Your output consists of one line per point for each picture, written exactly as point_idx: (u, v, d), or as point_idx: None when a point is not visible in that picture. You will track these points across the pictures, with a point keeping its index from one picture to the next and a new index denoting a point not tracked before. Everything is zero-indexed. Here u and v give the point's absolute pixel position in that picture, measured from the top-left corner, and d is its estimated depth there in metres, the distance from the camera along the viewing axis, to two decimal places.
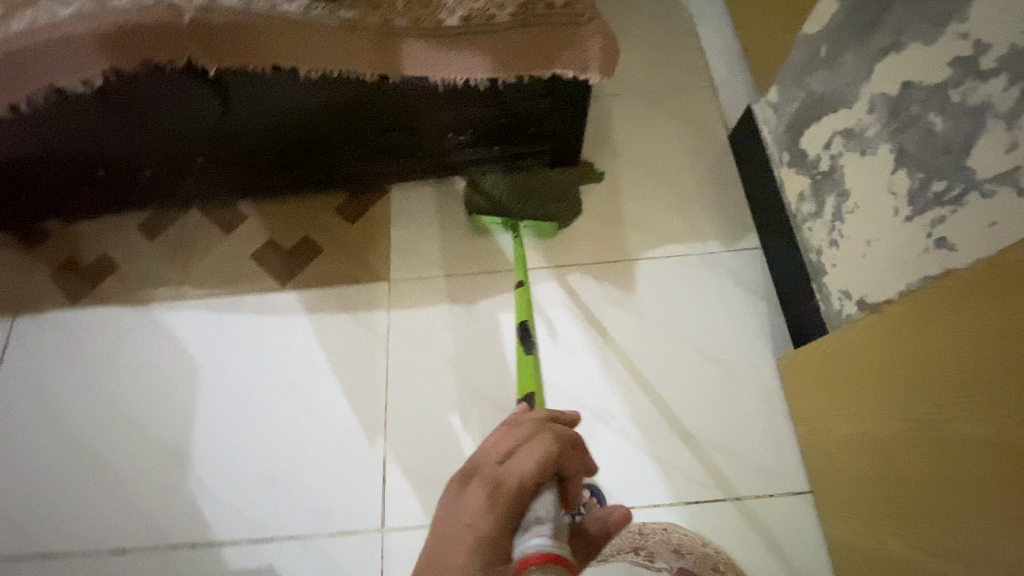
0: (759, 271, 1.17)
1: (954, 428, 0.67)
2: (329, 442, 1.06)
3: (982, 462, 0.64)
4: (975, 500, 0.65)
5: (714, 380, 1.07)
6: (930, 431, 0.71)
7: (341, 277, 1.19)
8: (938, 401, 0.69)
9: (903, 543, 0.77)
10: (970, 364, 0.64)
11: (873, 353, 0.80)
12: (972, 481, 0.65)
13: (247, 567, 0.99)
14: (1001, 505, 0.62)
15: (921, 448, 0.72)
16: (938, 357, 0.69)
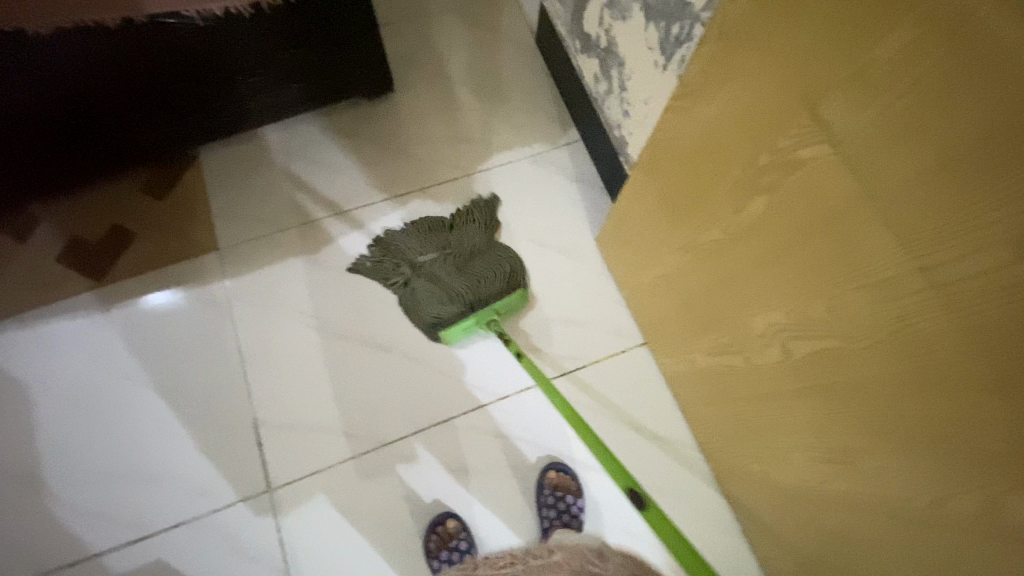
0: (585, 161, 1.22)
1: (704, 234, 0.72)
2: (194, 423, 1.01)
3: (727, 255, 0.69)
4: (733, 296, 0.72)
5: (559, 267, 1.13)
6: (692, 245, 0.76)
7: (163, 257, 1.10)
8: (689, 216, 0.74)
9: (710, 359, 0.86)
10: (693, 177, 0.69)
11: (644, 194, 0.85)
12: (725, 281, 0.72)
13: (134, 570, 0.93)
14: (748, 290, 0.68)
15: (692, 271, 0.79)
16: (677, 177, 0.73)
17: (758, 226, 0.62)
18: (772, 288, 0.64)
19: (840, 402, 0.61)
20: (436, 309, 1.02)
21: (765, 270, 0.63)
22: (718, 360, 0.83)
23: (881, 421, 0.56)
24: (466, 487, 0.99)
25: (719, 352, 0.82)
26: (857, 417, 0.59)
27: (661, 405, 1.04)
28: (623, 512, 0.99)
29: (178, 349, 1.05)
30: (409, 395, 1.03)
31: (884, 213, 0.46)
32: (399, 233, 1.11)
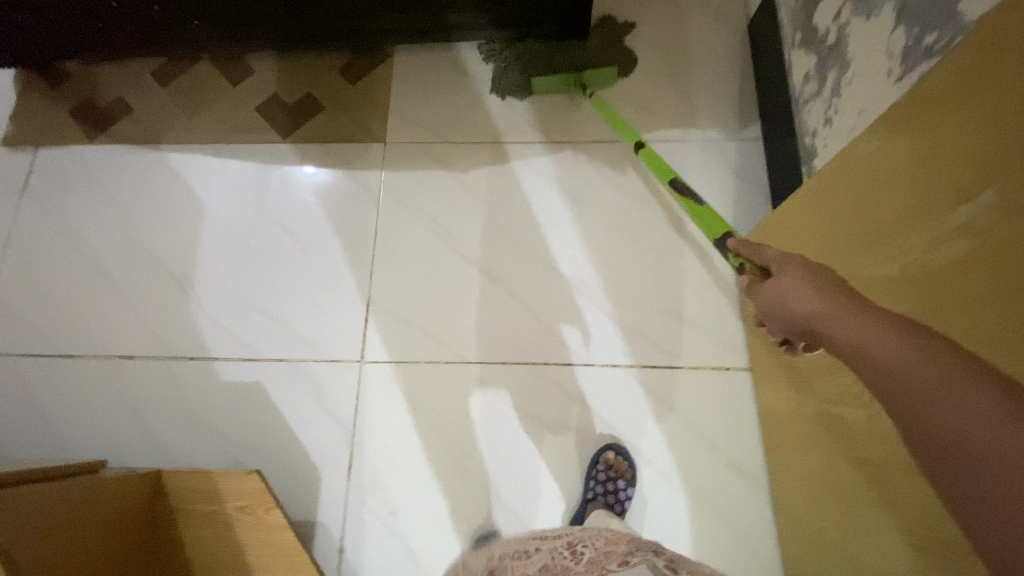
0: (756, 164, 1.13)
1: (873, 274, 0.65)
2: (317, 282, 1.12)
3: (890, 301, 0.62)
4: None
5: (688, 260, 1.07)
6: (852, 281, 0.69)
7: (338, 134, 1.22)
8: (865, 250, 0.67)
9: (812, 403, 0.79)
10: (894, 208, 0.62)
11: (819, 215, 0.78)
12: None
13: (236, 381, 1.06)
14: None
15: None
16: (871, 205, 0.66)
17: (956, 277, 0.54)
18: None
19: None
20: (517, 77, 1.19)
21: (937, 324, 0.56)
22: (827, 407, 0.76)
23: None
24: (526, 431, 1.01)
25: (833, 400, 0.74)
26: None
27: (745, 435, 0.98)
28: (670, 521, 0.95)
29: (325, 215, 1.17)
30: (503, 327, 1.06)
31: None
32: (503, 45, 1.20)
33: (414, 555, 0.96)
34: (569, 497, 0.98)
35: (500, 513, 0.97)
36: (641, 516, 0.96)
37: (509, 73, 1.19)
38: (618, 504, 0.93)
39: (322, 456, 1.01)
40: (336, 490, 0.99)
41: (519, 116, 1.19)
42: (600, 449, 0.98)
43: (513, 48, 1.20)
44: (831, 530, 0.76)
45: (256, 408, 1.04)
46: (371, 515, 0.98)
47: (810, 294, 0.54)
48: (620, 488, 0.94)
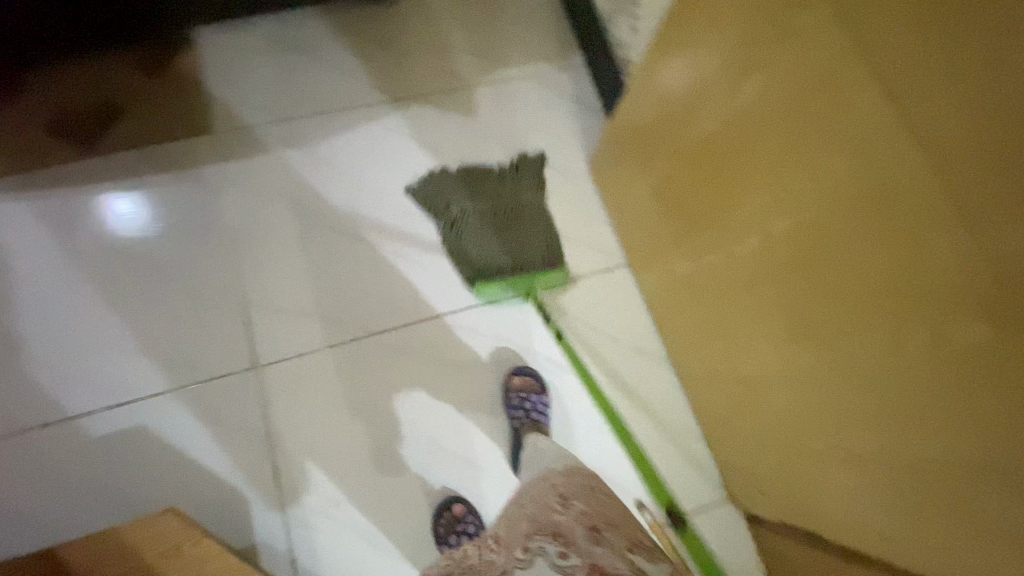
0: (586, 85, 1.24)
1: (701, 132, 0.76)
2: (177, 299, 1.00)
3: (721, 150, 0.73)
4: (717, 191, 0.76)
5: (552, 182, 1.15)
6: (688, 144, 0.80)
7: (154, 135, 1.08)
8: (690, 114, 0.77)
9: (682, 264, 0.92)
10: (701, 73, 0.73)
11: (645, 104, 0.88)
12: (716, 177, 0.76)
13: (111, 429, 0.92)
14: (737, 183, 0.72)
15: (684, 170, 0.83)
16: (683, 76, 0.76)
17: (749, 110, 0.66)
18: (760, 176, 0.67)
19: (807, 278, 0.66)
20: (483, 252, 1.05)
21: (747, 153, 0.68)
22: (694, 263, 0.88)
23: (846, 286, 0.61)
24: (447, 379, 1.02)
25: (695, 253, 0.87)
26: (819, 290, 0.65)
27: (638, 319, 1.09)
28: (599, 413, 1.04)
29: (164, 226, 1.04)
30: (396, 290, 1.05)
31: (870, 67, 0.51)
32: (445, 174, 1.11)
33: (372, 534, 0.93)
34: (501, 432, 1.01)
35: (446, 463, 0.98)
36: (573, 418, 1.03)
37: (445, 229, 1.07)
38: (542, 415, 0.99)
39: (241, 474, 0.92)
40: (268, 502, 0.92)
41: (354, 80, 1.16)
42: (506, 377, 1.02)
43: (459, 200, 1.09)
44: (722, 364, 0.89)
45: (145, 450, 0.91)
46: (314, 513, 0.92)
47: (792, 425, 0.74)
48: (536, 401, 1.00)
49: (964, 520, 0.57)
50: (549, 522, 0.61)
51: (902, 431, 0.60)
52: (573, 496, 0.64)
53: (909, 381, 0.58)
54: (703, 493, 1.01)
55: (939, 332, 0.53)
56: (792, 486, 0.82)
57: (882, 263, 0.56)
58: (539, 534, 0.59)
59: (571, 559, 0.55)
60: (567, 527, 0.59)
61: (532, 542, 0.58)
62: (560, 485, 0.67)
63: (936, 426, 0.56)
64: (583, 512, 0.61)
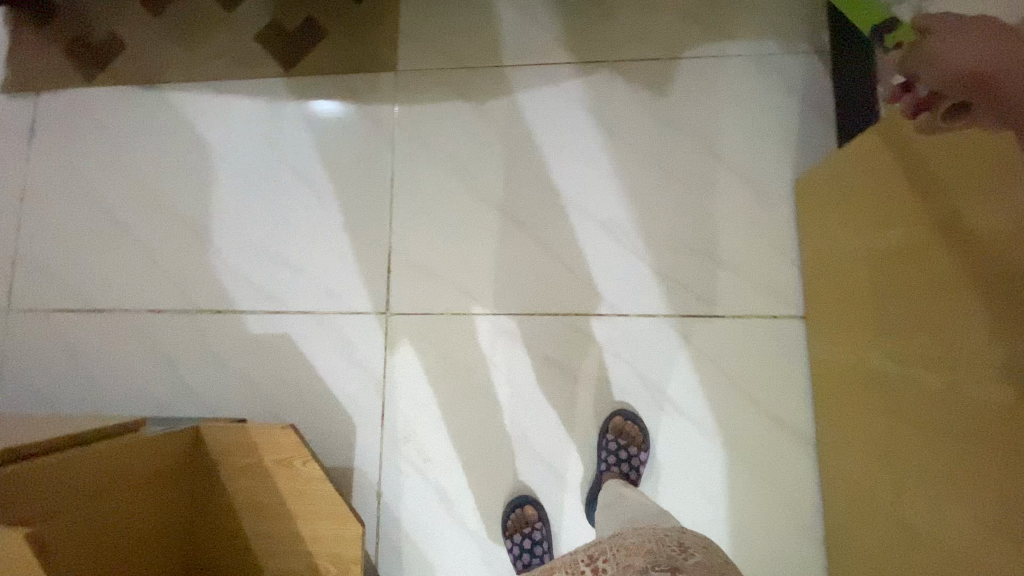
0: (823, 80, 0.97)
1: (968, 225, 0.55)
2: (334, 231, 1.06)
3: (992, 258, 0.52)
4: (971, 311, 0.55)
5: (737, 198, 0.96)
6: (942, 231, 0.58)
7: (345, 63, 1.10)
8: (962, 197, 0.56)
9: (874, 359, 0.73)
10: (999, 149, 0.51)
11: (897, 154, 0.66)
12: (971, 286, 0.55)
13: (264, 333, 1.05)
14: (1001, 313, 0.51)
15: (925, 260, 0.62)
16: (971, 144, 0.54)
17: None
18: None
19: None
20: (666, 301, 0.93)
21: None
22: (893, 367, 0.69)
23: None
24: (556, 383, 0.98)
25: (899, 358, 0.67)
26: None
27: (789, 386, 0.92)
28: (706, 471, 0.93)
29: (337, 157, 1.08)
30: (531, 277, 1.00)
31: None
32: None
33: (448, 500, 0.98)
34: (588, 464, 0.96)
35: (532, 462, 0.97)
36: (677, 468, 0.93)
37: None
38: (633, 471, 0.91)
39: (354, 406, 1.01)
40: (369, 439, 1.00)
41: (546, 33, 1.04)
42: (608, 416, 0.95)
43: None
44: (881, 493, 0.72)
45: (286, 360, 1.03)
46: (405, 463, 0.99)
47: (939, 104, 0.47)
48: (632, 455, 0.92)
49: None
50: (665, 559, 0.57)
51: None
52: (692, 547, 0.60)
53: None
54: None
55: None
56: None
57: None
58: (656, 567, 0.55)
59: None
60: (686, 569, 0.55)
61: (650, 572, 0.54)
62: (677, 535, 0.63)
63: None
64: (703, 567, 0.56)
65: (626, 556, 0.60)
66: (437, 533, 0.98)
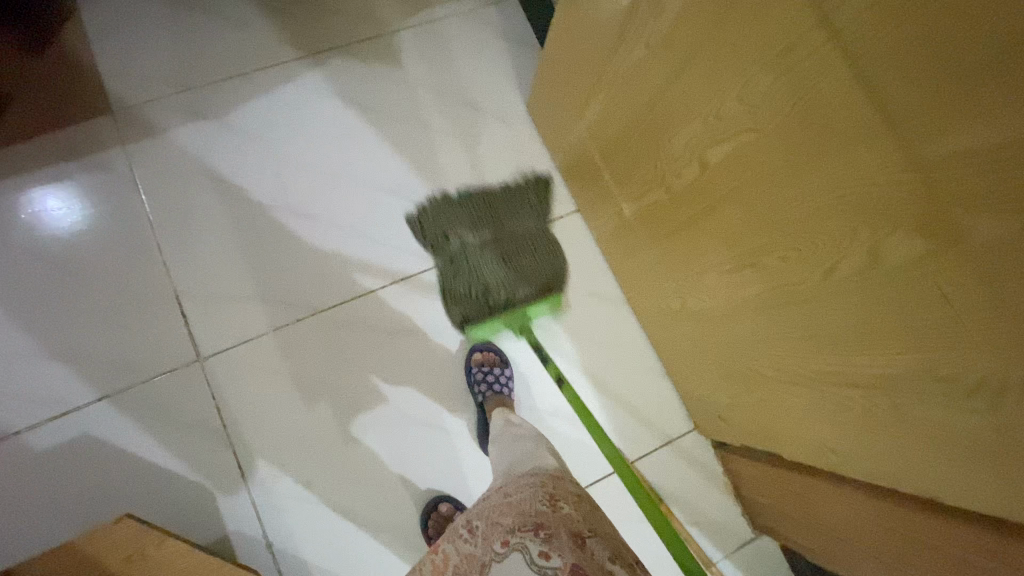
0: (517, 18, 1.15)
1: (630, 65, 0.71)
2: (101, 301, 0.93)
3: (649, 79, 0.68)
4: (656, 125, 0.71)
5: (491, 132, 1.09)
6: (621, 79, 0.74)
7: (42, 122, 0.96)
8: (619, 48, 0.72)
9: (629, 206, 0.88)
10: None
11: (575, 41, 0.82)
12: (650, 108, 0.71)
13: (53, 444, 0.87)
14: (669, 114, 0.67)
15: (620, 109, 0.77)
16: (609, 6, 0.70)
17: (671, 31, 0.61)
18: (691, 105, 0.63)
19: (744, 209, 0.61)
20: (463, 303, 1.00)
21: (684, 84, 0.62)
22: (638, 204, 0.85)
23: (781, 210, 0.56)
24: (404, 351, 0.99)
25: (639, 195, 0.84)
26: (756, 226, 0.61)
27: (592, 267, 1.07)
28: (560, 363, 1.03)
29: (72, 222, 0.94)
30: (340, 265, 1.00)
31: None
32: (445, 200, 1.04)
33: (346, 511, 0.92)
34: (464, 408, 0.99)
35: (413, 432, 0.97)
36: (537, 372, 1.03)
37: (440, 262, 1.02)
38: (505, 387, 0.97)
39: (201, 471, 0.90)
40: (234, 495, 0.90)
41: (262, 37, 1.05)
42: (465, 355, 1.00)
43: (460, 229, 1.03)
44: (675, 304, 0.88)
45: (94, 461, 0.87)
46: (284, 499, 0.91)
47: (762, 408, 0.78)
48: (498, 374, 0.98)
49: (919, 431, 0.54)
50: (532, 515, 0.59)
51: (855, 350, 0.56)
52: (560, 495, 0.62)
53: (846, 303, 0.54)
54: (669, 427, 1.03)
55: (868, 249, 0.49)
56: (751, 412, 0.82)
57: (807, 185, 0.52)
58: (521, 527, 0.58)
59: (552, 561, 0.53)
60: (553, 523, 0.57)
61: (514, 537, 0.57)
62: (546, 483, 0.64)
63: (890, 345, 0.52)
64: (571, 516, 0.59)
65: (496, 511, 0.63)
66: (349, 550, 0.91)
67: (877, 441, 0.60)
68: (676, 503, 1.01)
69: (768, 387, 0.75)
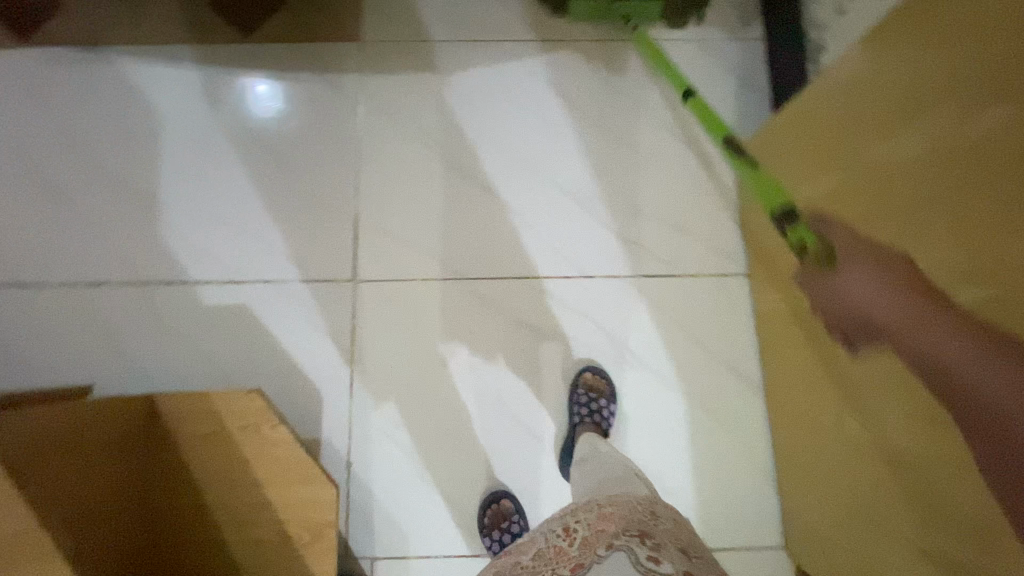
0: (759, 64, 1.08)
1: (896, 164, 0.65)
2: (296, 198, 1.04)
3: (915, 187, 0.62)
4: (899, 234, 0.64)
5: (688, 167, 1.05)
6: (875, 172, 0.68)
7: (307, 33, 1.09)
8: (891, 141, 0.65)
9: (816, 300, 0.81)
10: (926, 95, 0.61)
11: (833, 114, 0.76)
12: (898, 213, 0.64)
13: (221, 303, 1.00)
14: (924, 230, 0.61)
15: (858, 203, 0.71)
16: (899, 98, 0.64)
17: (965, 155, 0.56)
18: (961, 233, 0.56)
19: None
20: None
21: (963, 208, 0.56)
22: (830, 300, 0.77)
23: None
24: (526, 343, 1.00)
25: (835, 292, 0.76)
26: None
27: (739, 337, 1.00)
28: (668, 419, 0.99)
29: (299, 124, 1.06)
30: (500, 242, 1.03)
31: None
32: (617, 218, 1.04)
33: (421, 467, 0.97)
34: (559, 420, 0.98)
35: (505, 424, 0.98)
36: (642, 418, 0.99)
37: None
38: (605, 420, 0.95)
39: (321, 376, 0.98)
40: (338, 409, 0.98)
41: (508, 11, 1.09)
42: (581, 371, 0.99)
43: None
44: (826, 416, 0.80)
45: (246, 330, 0.99)
46: (375, 431, 0.97)
47: (880, 271, 0.66)
48: (602, 404, 0.96)
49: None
50: (636, 523, 0.62)
51: None
52: (658, 516, 0.66)
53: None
54: (757, 532, 0.95)
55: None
56: (870, 567, 0.73)
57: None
58: (627, 530, 0.61)
59: (662, 564, 0.56)
60: (657, 535, 0.61)
61: (619, 537, 0.60)
62: (646, 501, 0.68)
63: None
64: (670, 533, 0.63)
65: (596, 519, 0.65)
66: (410, 503, 0.96)
67: None
68: None
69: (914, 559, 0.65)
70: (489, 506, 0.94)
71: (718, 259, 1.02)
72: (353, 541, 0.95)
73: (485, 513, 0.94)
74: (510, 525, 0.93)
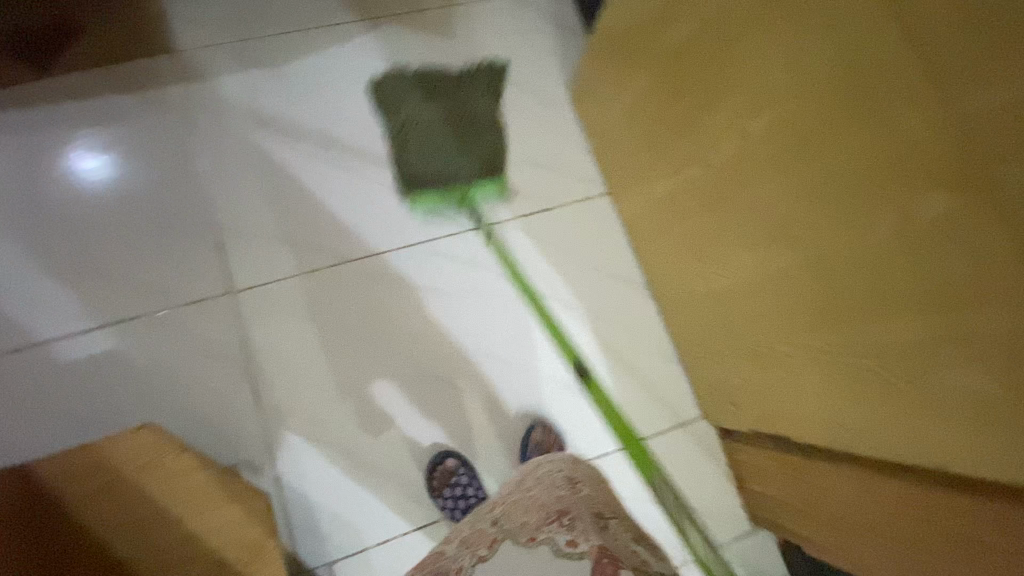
0: (566, 7, 1.19)
1: (683, 47, 0.73)
2: (143, 226, 0.96)
3: (700, 58, 0.70)
4: (702, 106, 0.73)
5: (532, 110, 1.12)
6: (671, 59, 0.77)
7: (109, 54, 1.01)
8: (673, 27, 0.74)
9: (661, 184, 0.91)
10: None
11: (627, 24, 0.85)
12: (696, 87, 0.73)
13: (83, 356, 0.90)
14: (718, 94, 0.69)
15: (667, 92, 0.80)
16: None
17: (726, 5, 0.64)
18: (743, 86, 0.65)
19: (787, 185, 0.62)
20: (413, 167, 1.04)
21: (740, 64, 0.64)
22: (672, 183, 0.87)
23: (817, 177, 0.58)
24: (427, 308, 1.02)
25: (672, 174, 0.87)
26: (796, 202, 0.62)
27: (617, 249, 1.09)
28: (576, 339, 1.05)
29: (125, 149, 0.98)
30: (375, 219, 1.03)
31: None
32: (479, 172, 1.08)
33: (356, 457, 0.94)
34: (478, 370, 1.01)
35: (428, 387, 0.99)
36: (553, 346, 1.04)
37: (406, 164, 1.04)
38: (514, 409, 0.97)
39: (221, 398, 0.92)
40: (250, 427, 0.92)
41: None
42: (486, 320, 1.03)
43: (418, 170, 1.04)
44: (698, 286, 0.91)
45: (121, 377, 0.90)
46: (296, 437, 0.93)
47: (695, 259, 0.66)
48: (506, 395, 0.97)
49: (942, 397, 0.55)
50: (552, 506, 0.84)
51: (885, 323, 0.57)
52: (571, 512, 0.83)
53: (870, 266, 0.56)
54: (676, 412, 1.05)
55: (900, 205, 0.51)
56: (763, 395, 0.84)
57: (845, 145, 0.54)
58: (548, 519, 0.82)
59: (577, 547, 0.78)
60: (571, 516, 0.83)
61: (542, 531, 0.81)
62: (557, 468, 0.90)
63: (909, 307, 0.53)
64: (586, 498, 0.88)
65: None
66: (354, 492, 0.93)
67: (892, 414, 0.61)
68: (675, 485, 1.03)
69: (780, 366, 0.76)
70: (435, 467, 0.94)
71: (579, 185, 1.11)
72: (303, 553, 0.90)
73: (433, 475, 0.94)
74: (459, 478, 0.93)
